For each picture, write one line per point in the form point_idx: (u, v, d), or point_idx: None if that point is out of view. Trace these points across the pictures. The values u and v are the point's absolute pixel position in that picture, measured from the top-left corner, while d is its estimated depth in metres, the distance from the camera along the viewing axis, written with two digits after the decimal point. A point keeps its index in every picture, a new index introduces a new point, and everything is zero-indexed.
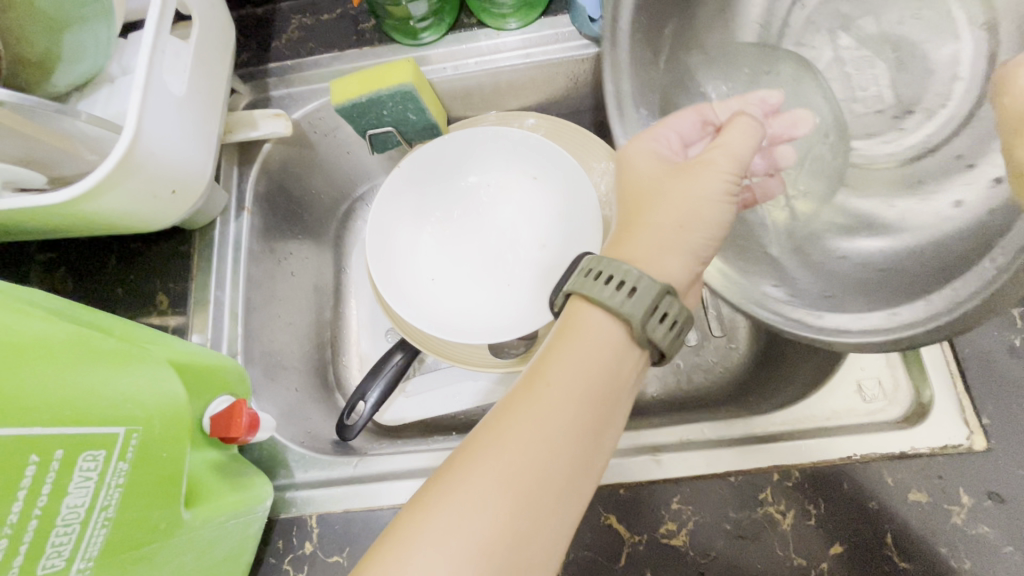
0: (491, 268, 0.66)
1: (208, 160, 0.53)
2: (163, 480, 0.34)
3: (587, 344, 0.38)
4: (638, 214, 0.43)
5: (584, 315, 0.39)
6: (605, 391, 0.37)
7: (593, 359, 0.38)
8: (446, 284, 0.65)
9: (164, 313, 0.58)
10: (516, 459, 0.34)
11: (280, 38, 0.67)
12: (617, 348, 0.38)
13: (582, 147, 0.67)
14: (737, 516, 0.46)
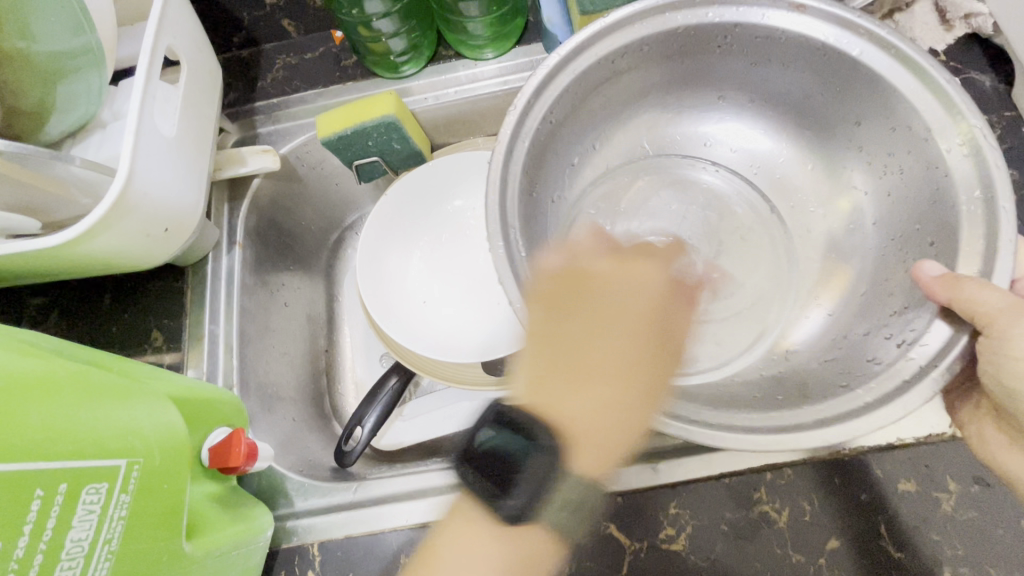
0: (481, 288, 0.67)
1: (198, 198, 0.54)
2: (163, 513, 0.35)
3: (513, 557, 0.39)
4: (592, 376, 0.41)
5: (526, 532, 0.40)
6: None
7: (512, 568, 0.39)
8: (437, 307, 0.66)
9: (159, 349, 0.59)
10: None
11: (266, 78, 0.70)
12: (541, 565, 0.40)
13: None
14: (734, 516, 0.46)
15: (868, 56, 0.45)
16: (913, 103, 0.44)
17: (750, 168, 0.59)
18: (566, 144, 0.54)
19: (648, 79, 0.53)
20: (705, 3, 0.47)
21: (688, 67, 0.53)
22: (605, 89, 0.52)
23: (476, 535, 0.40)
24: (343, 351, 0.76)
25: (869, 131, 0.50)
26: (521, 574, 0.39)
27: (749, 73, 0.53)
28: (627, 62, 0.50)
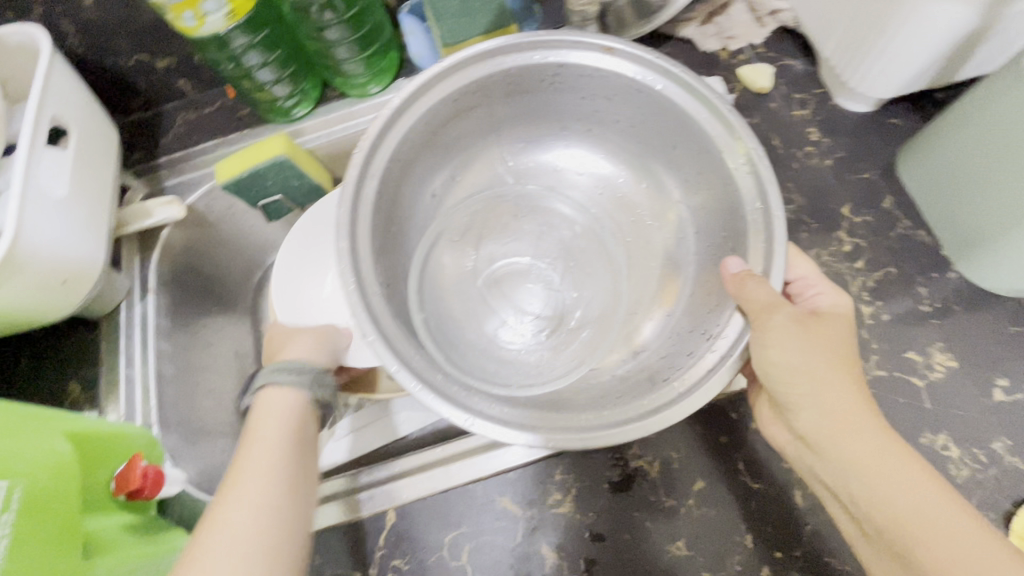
0: None
1: (98, 250, 0.58)
2: (54, 531, 0.38)
3: (275, 400, 0.50)
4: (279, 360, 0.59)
5: (268, 394, 0.51)
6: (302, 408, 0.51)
7: (280, 406, 0.50)
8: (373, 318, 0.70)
9: (78, 399, 0.62)
10: (274, 470, 0.45)
11: (168, 135, 0.75)
12: (300, 395, 0.52)
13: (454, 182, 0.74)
14: (612, 473, 0.51)
15: (673, 92, 0.53)
16: (709, 130, 0.52)
17: (596, 189, 0.67)
18: (421, 178, 0.61)
19: (496, 113, 0.60)
20: (530, 48, 0.53)
21: (528, 101, 0.60)
22: (459, 121, 0.59)
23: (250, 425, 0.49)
24: None
25: (684, 153, 0.57)
26: (304, 433, 0.49)
27: (584, 106, 0.60)
28: (471, 99, 0.57)
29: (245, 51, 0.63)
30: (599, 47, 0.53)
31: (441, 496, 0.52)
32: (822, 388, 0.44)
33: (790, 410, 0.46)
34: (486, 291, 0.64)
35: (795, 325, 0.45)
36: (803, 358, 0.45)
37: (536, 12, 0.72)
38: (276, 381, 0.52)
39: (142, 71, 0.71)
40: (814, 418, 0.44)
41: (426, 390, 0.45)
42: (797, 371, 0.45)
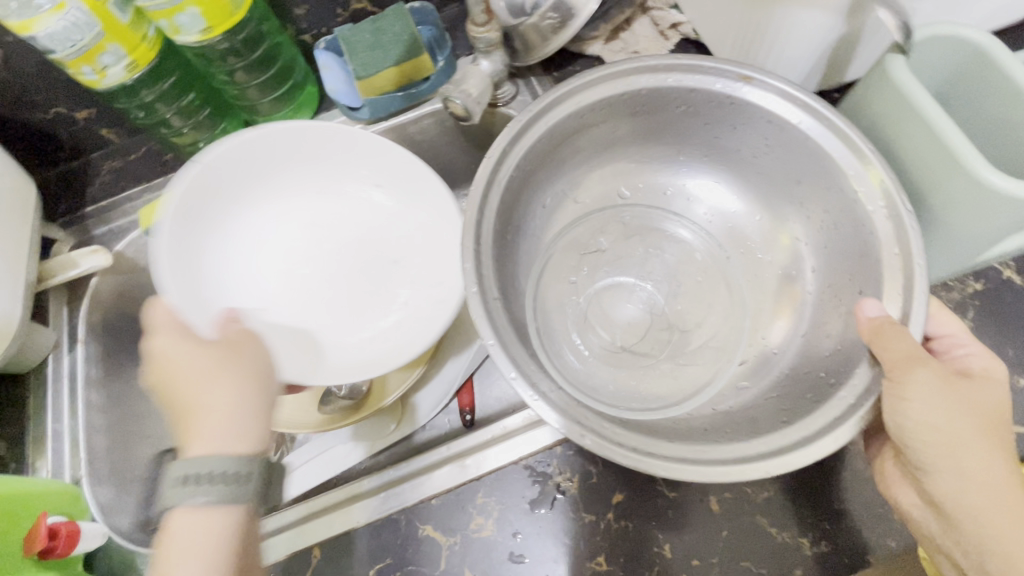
0: (320, 283, 0.68)
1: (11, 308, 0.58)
2: None
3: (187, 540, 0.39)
4: (195, 414, 0.45)
5: (178, 525, 0.40)
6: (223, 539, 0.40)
7: (196, 549, 0.39)
8: (301, 321, 0.66)
9: (4, 457, 0.61)
10: None
11: (94, 184, 0.76)
12: (218, 521, 0.40)
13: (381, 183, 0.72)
14: (532, 492, 0.51)
15: (776, 106, 0.52)
16: (815, 138, 0.52)
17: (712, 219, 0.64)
18: (541, 186, 0.59)
19: (618, 131, 0.59)
20: (665, 69, 0.53)
21: (652, 122, 0.59)
22: (577, 139, 0.58)
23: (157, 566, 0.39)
24: None
25: (809, 187, 0.56)
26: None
27: (707, 133, 0.59)
28: (598, 116, 0.56)
29: (156, 100, 0.64)
30: (735, 74, 0.53)
31: (364, 529, 0.52)
32: (969, 448, 0.40)
33: (922, 468, 0.42)
34: (586, 308, 0.62)
35: (939, 380, 0.40)
36: (948, 420, 0.40)
37: (449, 40, 0.73)
38: (185, 508, 0.40)
39: (62, 124, 0.71)
40: (951, 487, 0.40)
41: (542, 402, 0.42)
42: (937, 426, 0.40)
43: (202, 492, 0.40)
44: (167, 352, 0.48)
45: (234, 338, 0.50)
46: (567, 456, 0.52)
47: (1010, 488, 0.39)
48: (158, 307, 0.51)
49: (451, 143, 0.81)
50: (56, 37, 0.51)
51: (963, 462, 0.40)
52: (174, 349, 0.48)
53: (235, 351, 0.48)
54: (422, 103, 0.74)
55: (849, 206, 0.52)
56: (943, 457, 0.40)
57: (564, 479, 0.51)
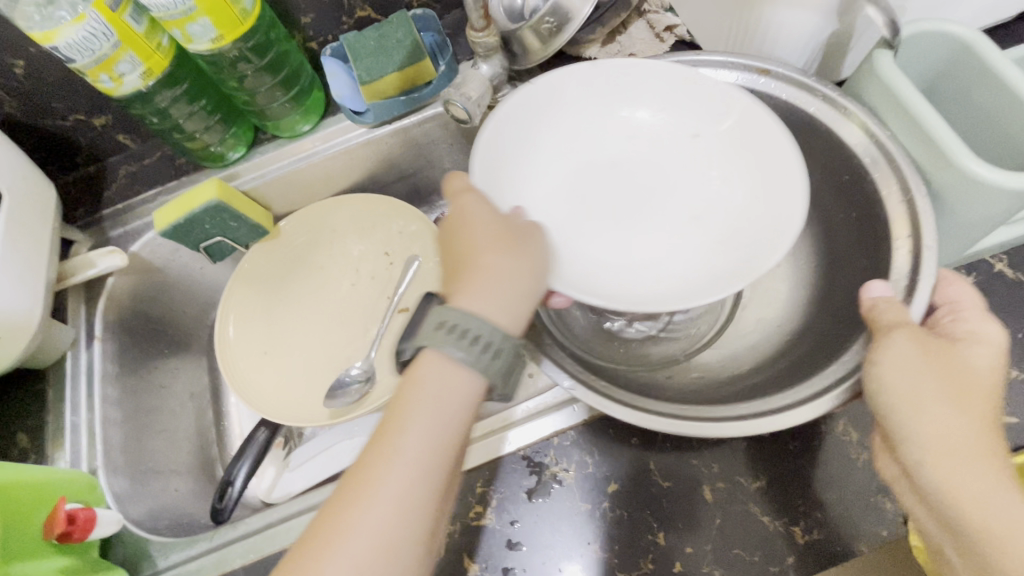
0: (624, 221, 0.54)
1: (32, 305, 0.61)
2: None
3: (427, 390, 0.41)
4: (465, 275, 0.46)
5: (429, 372, 0.41)
6: (458, 399, 0.41)
7: (430, 400, 0.41)
8: (585, 262, 0.51)
9: (25, 449, 0.64)
10: (411, 491, 0.39)
11: (111, 188, 0.78)
12: (465, 387, 0.41)
13: (408, 219, 0.81)
14: (529, 482, 0.53)
15: (780, 88, 0.55)
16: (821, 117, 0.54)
17: None
18: None
19: None
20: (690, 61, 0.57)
21: None
22: None
23: (404, 395, 0.42)
24: (231, 419, 0.84)
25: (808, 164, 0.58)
26: (446, 430, 0.41)
27: None
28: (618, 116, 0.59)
29: (170, 104, 0.67)
30: (754, 68, 0.56)
31: None
32: (940, 414, 0.40)
33: (894, 438, 0.42)
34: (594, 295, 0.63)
35: (916, 346, 0.42)
36: (925, 385, 0.41)
37: (451, 45, 0.75)
38: (438, 350, 0.41)
39: (81, 129, 0.75)
40: (920, 457, 0.40)
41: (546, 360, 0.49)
42: (902, 389, 0.41)
43: (466, 346, 0.41)
44: (455, 211, 0.49)
45: (522, 223, 0.48)
46: (565, 448, 0.53)
47: (982, 454, 0.39)
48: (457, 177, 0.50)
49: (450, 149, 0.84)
50: (75, 47, 0.54)
51: (927, 430, 0.40)
52: (459, 208, 0.48)
53: (514, 238, 0.47)
54: (428, 105, 0.76)
55: (856, 193, 0.54)
56: (913, 421, 0.41)
57: (564, 468, 0.53)
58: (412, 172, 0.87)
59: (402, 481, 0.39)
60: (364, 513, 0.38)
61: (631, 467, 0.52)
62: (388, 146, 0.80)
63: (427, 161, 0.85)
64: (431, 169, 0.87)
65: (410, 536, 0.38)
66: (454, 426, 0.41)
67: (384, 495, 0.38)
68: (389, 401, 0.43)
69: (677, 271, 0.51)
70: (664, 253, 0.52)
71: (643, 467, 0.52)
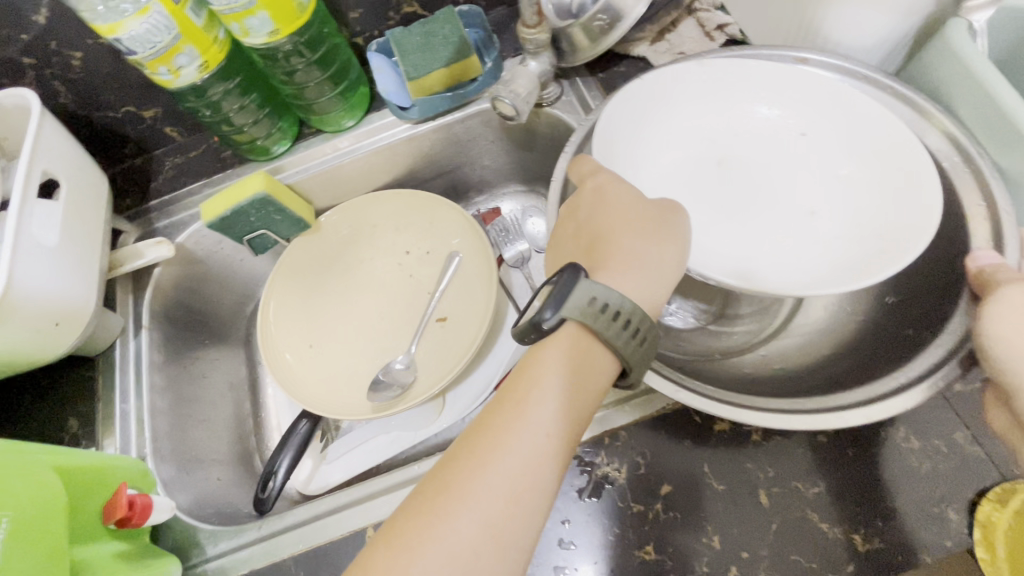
0: (736, 216, 0.54)
1: (88, 293, 0.62)
2: (41, 556, 0.40)
3: (556, 357, 0.43)
4: (605, 256, 0.46)
5: (561, 342, 0.43)
6: (585, 372, 0.43)
7: (560, 368, 0.43)
8: (702, 256, 0.52)
9: (76, 434, 0.65)
10: (537, 451, 0.40)
11: (157, 179, 0.80)
12: (596, 363, 0.43)
13: (449, 214, 0.81)
14: (580, 481, 0.53)
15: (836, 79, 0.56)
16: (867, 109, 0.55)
17: None
18: None
19: None
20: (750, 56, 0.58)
21: None
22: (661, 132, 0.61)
23: (531, 362, 0.44)
24: (268, 410, 0.85)
25: None
26: (576, 404, 0.42)
27: None
28: None
29: (221, 98, 0.68)
30: (791, 58, 0.57)
31: None
32: None
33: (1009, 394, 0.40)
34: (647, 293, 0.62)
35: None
36: None
37: (496, 41, 0.75)
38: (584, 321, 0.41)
39: (130, 122, 0.76)
40: None
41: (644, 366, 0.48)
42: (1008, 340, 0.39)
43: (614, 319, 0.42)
44: (590, 189, 0.49)
45: (666, 204, 0.48)
46: (615, 449, 0.53)
47: None
48: (583, 163, 0.51)
49: (491, 146, 0.84)
50: (138, 39, 0.54)
51: None
52: (597, 189, 0.49)
53: (657, 223, 0.47)
54: (471, 102, 0.76)
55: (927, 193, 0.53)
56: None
57: (615, 469, 0.52)
58: (451, 169, 0.87)
59: (531, 438, 0.41)
60: (495, 470, 0.39)
61: (684, 469, 0.51)
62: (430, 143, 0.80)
63: (467, 157, 0.85)
64: (470, 165, 0.87)
65: (534, 499, 0.39)
66: (577, 399, 0.43)
67: (516, 455, 0.40)
68: (516, 368, 0.45)
69: (801, 263, 0.51)
70: (782, 246, 0.52)
71: (697, 469, 0.51)
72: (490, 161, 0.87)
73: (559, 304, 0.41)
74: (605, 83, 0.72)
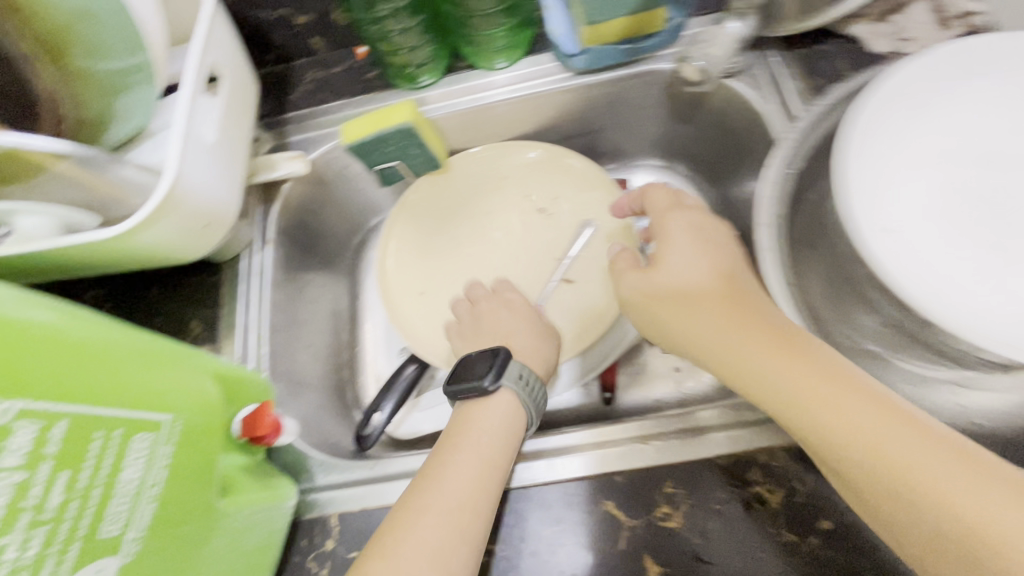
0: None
1: (235, 198, 0.60)
2: (198, 467, 0.39)
3: (486, 415, 0.52)
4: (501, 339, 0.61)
5: (490, 403, 0.53)
6: (512, 424, 0.52)
7: (489, 424, 0.52)
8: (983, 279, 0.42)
9: (198, 338, 0.65)
10: (473, 491, 0.47)
11: (296, 92, 0.76)
12: (517, 420, 0.53)
13: (589, 177, 0.75)
14: (727, 495, 0.48)
15: None
16: None
17: None
18: (804, 183, 0.56)
19: None
20: None
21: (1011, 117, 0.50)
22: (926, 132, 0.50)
23: (463, 423, 0.52)
24: (364, 346, 0.83)
25: None
26: (510, 441, 0.51)
27: None
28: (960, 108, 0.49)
29: (388, 15, 0.65)
30: None
31: (543, 486, 0.53)
32: None
33: None
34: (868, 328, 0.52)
35: None
36: None
37: None
38: (511, 391, 0.53)
39: (283, 26, 0.72)
40: None
41: None
42: None
43: (532, 385, 0.55)
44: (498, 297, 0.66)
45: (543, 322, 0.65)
46: (772, 466, 0.49)
47: None
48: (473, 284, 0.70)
49: (646, 111, 0.76)
50: None
51: None
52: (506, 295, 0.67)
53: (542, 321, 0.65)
54: (643, 61, 0.69)
55: None
56: None
57: (770, 489, 0.48)
58: (593, 129, 0.80)
59: (470, 482, 0.48)
60: (434, 507, 0.46)
61: (853, 508, 0.47)
62: (585, 98, 0.74)
63: (615, 120, 0.78)
64: (613, 128, 0.80)
65: (481, 518, 0.46)
66: (509, 444, 0.51)
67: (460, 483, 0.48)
68: (449, 426, 0.54)
69: None
70: None
71: (866, 512, 0.46)
72: (637, 128, 0.80)
73: (500, 374, 0.54)
74: (807, 63, 0.64)
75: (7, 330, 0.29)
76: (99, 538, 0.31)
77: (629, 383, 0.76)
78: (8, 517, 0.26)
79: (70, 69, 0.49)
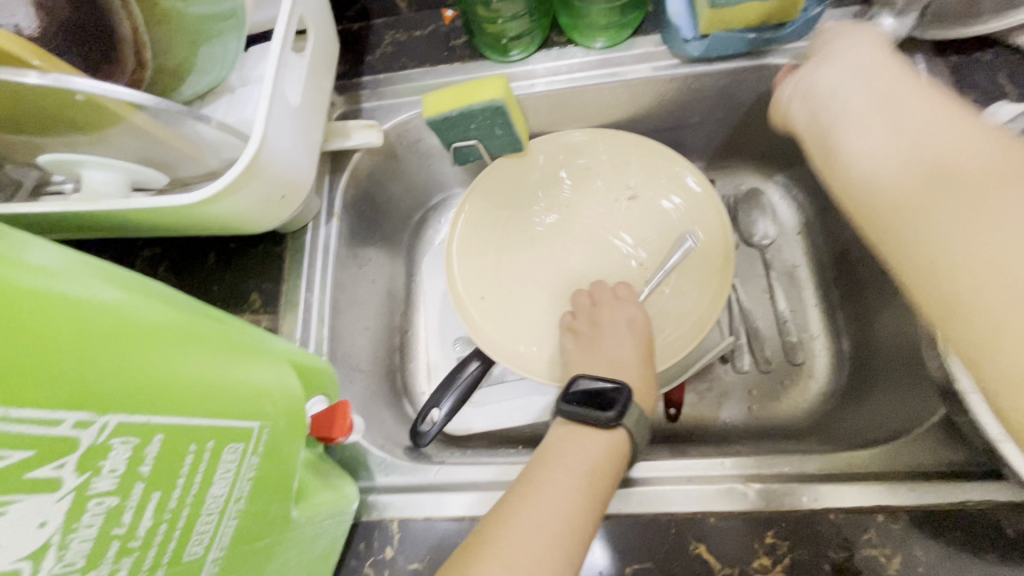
0: None
1: (313, 168, 0.55)
2: (280, 476, 0.36)
3: (593, 443, 0.48)
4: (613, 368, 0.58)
5: (594, 431, 0.49)
6: (617, 457, 0.48)
7: (596, 453, 0.47)
8: None
9: (256, 312, 0.61)
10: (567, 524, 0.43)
11: (374, 53, 0.70)
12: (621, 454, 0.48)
13: (683, 176, 0.68)
14: (837, 555, 0.44)
15: None
16: None
17: None
18: None
19: None
20: None
21: None
22: None
23: (563, 448, 0.48)
24: (417, 331, 0.78)
25: None
26: (610, 473, 0.47)
27: None
28: None
29: None
30: None
31: (626, 520, 0.48)
32: None
33: None
34: None
35: None
36: None
37: None
38: (628, 430, 0.50)
39: None
40: None
41: None
42: None
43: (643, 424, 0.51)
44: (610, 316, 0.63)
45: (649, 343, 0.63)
46: (893, 529, 0.45)
47: None
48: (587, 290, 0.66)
49: (755, 109, 0.69)
50: None
51: None
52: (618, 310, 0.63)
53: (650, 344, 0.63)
54: (766, 54, 0.62)
55: None
56: None
57: (888, 554, 0.44)
58: (690, 122, 0.73)
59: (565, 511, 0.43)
60: (523, 532, 0.42)
61: None
62: (690, 88, 0.67)
63: (717, 115, 0.71)
64: (712, 123, 0.72)
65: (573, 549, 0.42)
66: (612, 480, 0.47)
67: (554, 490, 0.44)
68: (542, 450, 0.50)
69: None
70: None
71: None
72: (739, 127, 0.72)
73: (622, 413, 0.49)
74: (959, 71, 0.56)
75: (101, 326, 0.24)
76: (185, 561, 0.28)
77: (699, 402, 0.71)
78: (98, 547, 0.23)
79: (158, 10, 0.45)
